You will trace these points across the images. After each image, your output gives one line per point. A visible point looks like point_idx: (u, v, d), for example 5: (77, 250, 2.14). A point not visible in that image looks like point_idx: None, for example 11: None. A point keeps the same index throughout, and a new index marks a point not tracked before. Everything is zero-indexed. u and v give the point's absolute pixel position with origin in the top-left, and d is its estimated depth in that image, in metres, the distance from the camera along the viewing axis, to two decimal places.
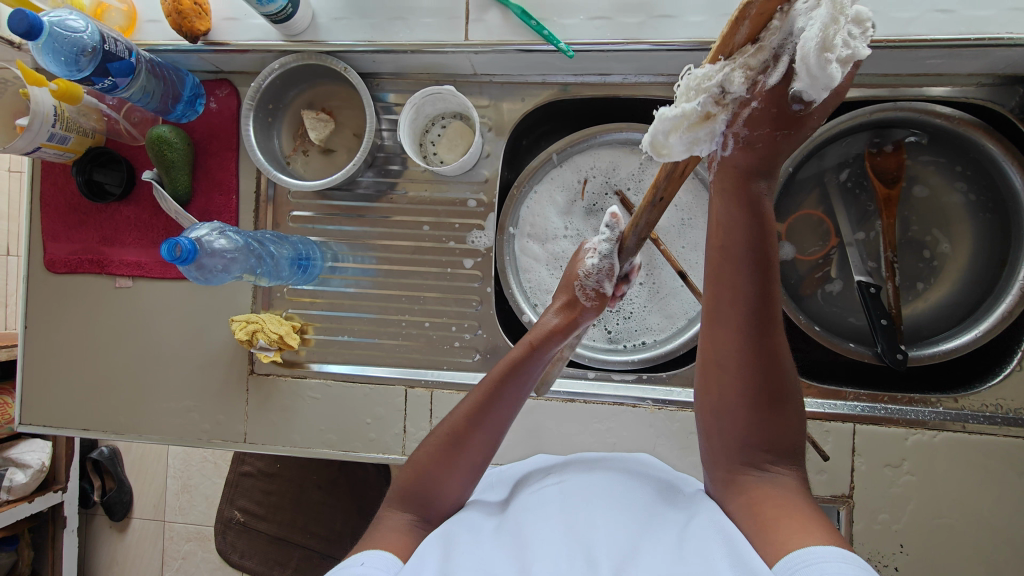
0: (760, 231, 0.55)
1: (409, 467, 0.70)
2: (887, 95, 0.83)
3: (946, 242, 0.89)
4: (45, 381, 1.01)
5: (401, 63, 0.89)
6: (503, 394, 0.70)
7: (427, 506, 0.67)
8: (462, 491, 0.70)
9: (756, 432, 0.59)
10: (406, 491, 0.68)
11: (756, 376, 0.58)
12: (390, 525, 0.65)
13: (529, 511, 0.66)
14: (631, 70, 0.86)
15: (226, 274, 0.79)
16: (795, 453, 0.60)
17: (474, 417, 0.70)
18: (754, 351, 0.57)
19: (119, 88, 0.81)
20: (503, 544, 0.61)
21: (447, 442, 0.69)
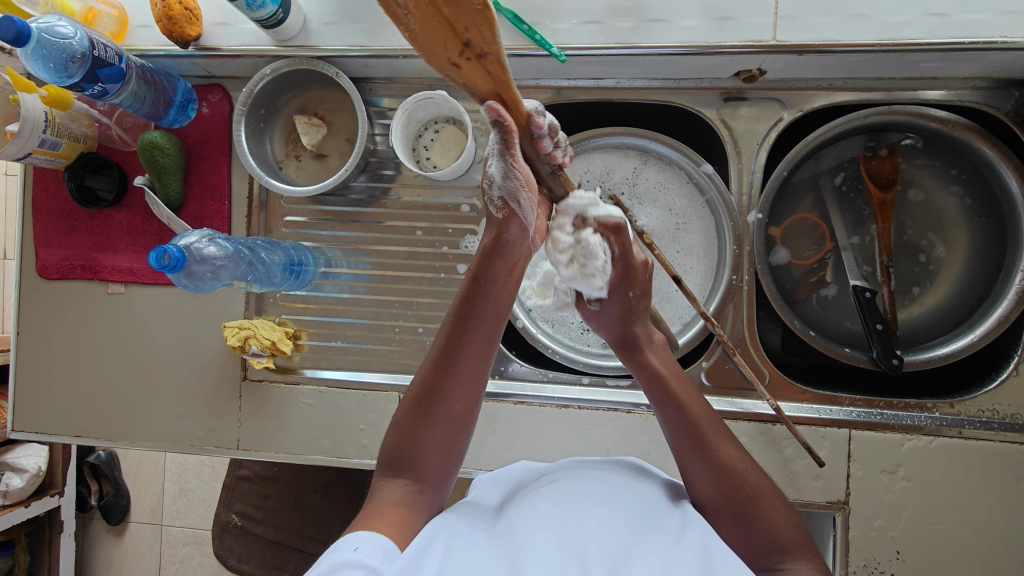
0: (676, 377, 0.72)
1: (392, 432, 0.65)
2: (881, 99, 0.83)
3: (942, 246, 0.88)
4: (38, 387, 1.00)
5: (393, 68, 0.88)
6: (463, 331, 0.62)
7: (422, 470, 0.63)
8: (455, 450, 0.65)
9: (754, 540, 0.63)
10: (396, 457, 0.63)
11: (727, 482, 0.65)
12: (387, 496, 0.62)
13: (520, 512, 0.65)
14: (624, 74, 0.86)
15: (216, 281, 0.78)
16: (796, 540, 0.63)
17: (441, 367, 0.63)
18: (720, 470, 0.66)
19: (110, 94, 0.80)
20: (496, 546, 0.59)
21: (423, 399, 0.63)
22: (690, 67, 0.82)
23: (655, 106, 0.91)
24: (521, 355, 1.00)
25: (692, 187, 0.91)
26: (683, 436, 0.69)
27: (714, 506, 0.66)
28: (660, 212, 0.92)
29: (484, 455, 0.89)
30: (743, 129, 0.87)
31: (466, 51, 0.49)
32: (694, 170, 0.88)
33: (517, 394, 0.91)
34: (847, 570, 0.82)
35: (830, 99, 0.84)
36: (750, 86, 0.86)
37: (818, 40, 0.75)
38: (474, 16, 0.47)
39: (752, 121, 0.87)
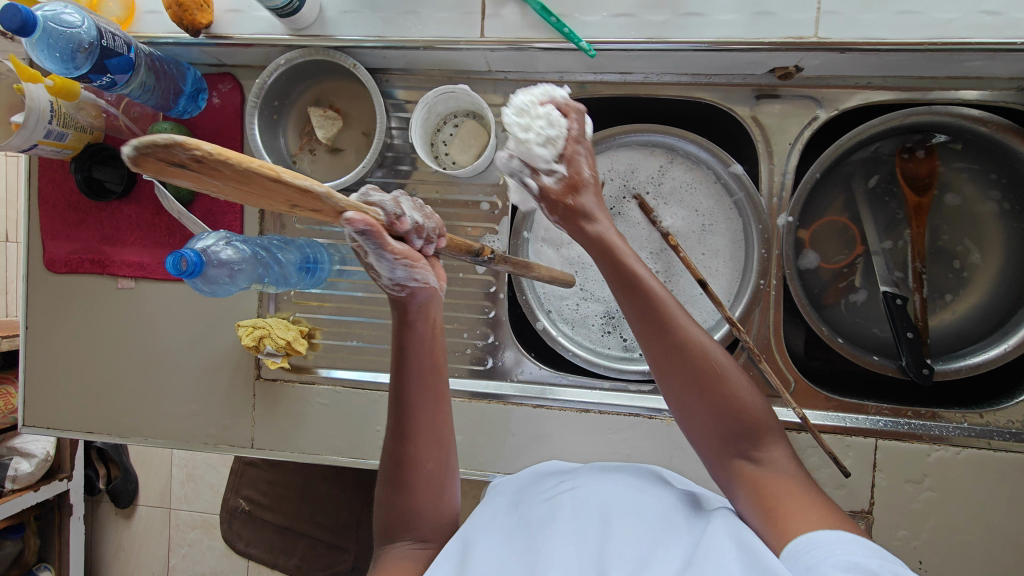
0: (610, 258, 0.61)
1: (381, 506, 0.64)
2: (922, 98, 0.79)
3: (977, 253, 0.86)
4: (48, 382, 0.99)
5: (412, 59, 0.85)
6: (415, 393, 0.60)
7: (422, 524, 0.63)
8: (446, 497, 0.64)
9: (722, 401, 0.58)
10: (391, 525, 0.63)
11: (707, 398, 0.58)
12: (400, 555, 0.62)
13: (543, 518, 0.64)
14: (653, 70, 0.82)
15: (231, 284, 0.76)
16: (760, 424, 0.58)
17: (401, 434, 0.61)
18: (691, 367, 0.58)
19: (119, 85, 0.77)
20: (518, 558, 0.59)
21: (394, 470, 0.62)
22: (723, 62, 0.78)
23: (683, 103, 0.88)
24: (539, 356, 0.99)
25: (720, 187, 0.88)
26: (648, 317, 0.58)
27: (687, 404, 0.59)
28: (686, 212, 0.89)
29: (502, 458, 0.88)
30: (775, 129, 0.83)
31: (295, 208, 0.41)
32: (722, 170, 0.85)
33: (536, 398, 0.89)
34: None
35: (868, 98, 0.80)
36: (784, 83, 0.82)
37: (861, 38, 0.71)
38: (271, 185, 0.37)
39: (785, 119, 0.83)
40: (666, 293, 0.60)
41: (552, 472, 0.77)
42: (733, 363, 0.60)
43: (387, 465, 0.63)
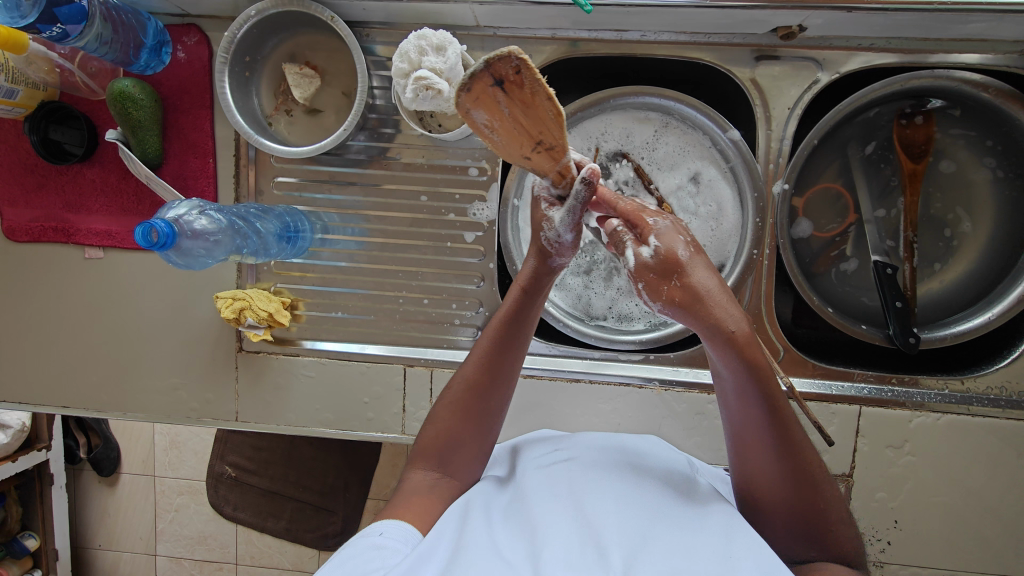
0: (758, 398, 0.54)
1: (430, 425, 0.68)
2: (924, 62, 0.77)
3: (968, 221, 0.86)
4: (15, 356, 0.94)
5: (394, 11, 0.79)
6: (511, 338, 0.68)
7: (450, 461, 0.66)
8: (487, 442, 0.68)
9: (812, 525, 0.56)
10: (427, 450, 0.67)
11: (798, 499, 0.56)
12: (416, 487, 0.64)
13: (535, 486, 0.64)
14: (651, 28, 0.78)
15: (209, 258, 0.72)
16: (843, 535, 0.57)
17: (487, 367, 0.68)
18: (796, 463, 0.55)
19: (72, 37, 0.70)
20: (516, 523, 0.59)
21: (464, 398, 0.68)
22: (725, 20, 0.74)
23: (679, 62, 0.84)
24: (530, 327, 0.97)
25: (715, 153, 0.86)
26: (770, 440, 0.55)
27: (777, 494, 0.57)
28: (681, 177, 0.87)
29: None
30: (775, 92, 0.81)
31: (540, 146, 0.53)
32: (718, 132, 0.82)
33: (526, 368, 0.89)
34: None
35: (869, 61, 0.78)
36: (785, 43, 0.79)
37: None
38: (549, 122, 0.51)
39: (784, 82, 0.80)
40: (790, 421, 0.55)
41: (547, 438, 0.78)
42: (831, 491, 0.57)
43: (458, 387, 0.69)
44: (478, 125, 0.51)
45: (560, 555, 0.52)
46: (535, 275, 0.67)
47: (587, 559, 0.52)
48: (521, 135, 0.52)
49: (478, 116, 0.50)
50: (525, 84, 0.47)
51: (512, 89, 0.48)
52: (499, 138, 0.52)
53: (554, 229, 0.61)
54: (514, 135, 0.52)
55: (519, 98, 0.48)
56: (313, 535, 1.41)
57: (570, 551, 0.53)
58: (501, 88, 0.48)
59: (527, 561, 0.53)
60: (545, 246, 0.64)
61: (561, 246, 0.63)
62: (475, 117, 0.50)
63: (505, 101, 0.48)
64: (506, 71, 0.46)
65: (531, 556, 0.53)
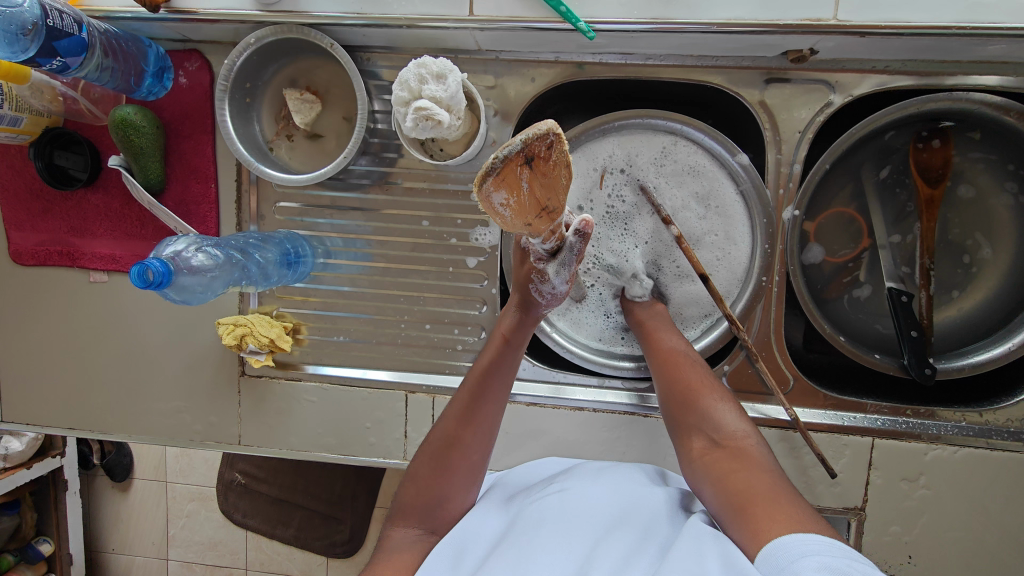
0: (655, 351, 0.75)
1: (410, 482, 0.66)
2: (942, 84, 0.74)
3: (987, 247, 0.83)
4: (22, 377, 0.95)
5: (395, 36, 0.78)
6: (490, 385, 0.68)
7: (434, 515, 0.65)
8: (470, 494, 0.67)
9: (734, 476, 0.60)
10: (408, 507, 0.65)
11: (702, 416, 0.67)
12: (399, 544, 0.63)
13: (530, 518, 0.63)
14: (657, 51, 0.76)
15: (209, 292, 0.71)
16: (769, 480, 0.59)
17: (464, 420, 0.67)
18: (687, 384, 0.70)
19: (72, 68, 0.70)
20: (499, 556, 0.57)
21: (441, 453, 0.66)
22: (732, 44, 0.72)
23: (686, 85, 0.82)
24: (534, 351, 0.96)
25: (724, 177, 0.83)
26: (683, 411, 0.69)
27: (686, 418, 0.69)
28: (690, 201, 0.84)
29: (494, 455, 0.87)
30: (785, 115, 0.78)
31: (546, 214, 0.48)
32: (727, 154, 0.80)
33: (528, 395, 0.87)
34: None
35: (883, 84, 0.75)
36: (796, 66, 0.77)
37: (884, 21, 0.66)
38: (561, 190, 0.47)
39: (794, 104, 0.78)
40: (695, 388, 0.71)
41: (545, 475, 0.75)
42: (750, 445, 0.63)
43: (437, 441, 0.67)
44: (493, 205, 0.45)
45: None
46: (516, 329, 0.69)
47: None
48: (532, 208, 0.46)
49: (499, 196, 0.44)
50: (553, 158, 0.43)
51: (539, 165, 0.43)
52: (508, 216, 0.47)
53: (548, 283, 0.63)
54: (526, 211, 0.47)
55: (542, 172, 0.44)
56: (320, 543, 1.42)
57: None
58: (528, 164, 0.43)
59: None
60: (533, 297, 0.67)
61: (553, 295, 0.66)
62: (493, 198, 0.45)
63: (529, 176, 0.44)
64: (539, 148, 0.42)
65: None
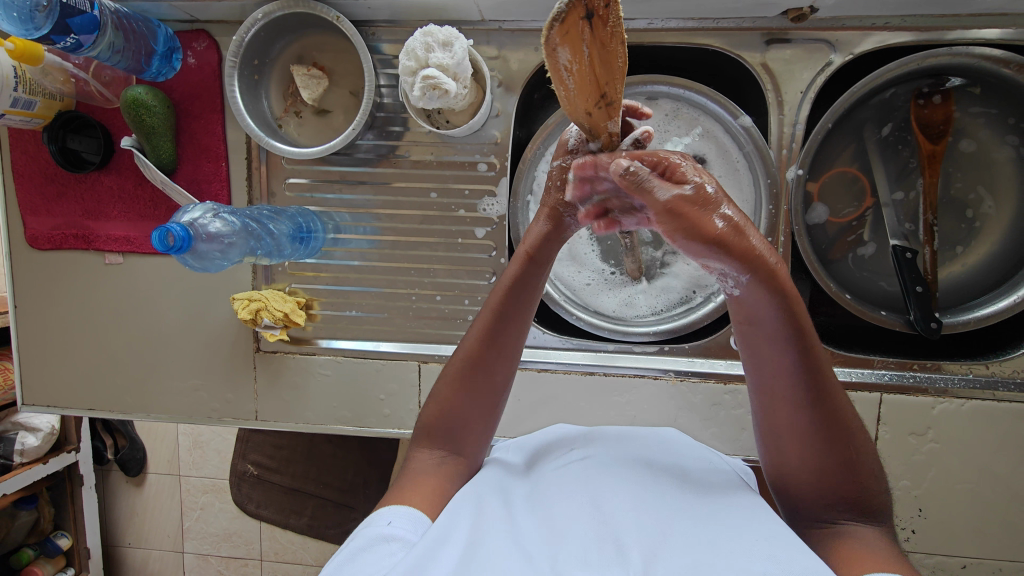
0: (795, 359, 0.52)
1: (433, 404, 0.69)
2: (941, 39, 0.75)
3: (990, 201, 0.83)
4: (42, 360, 0.97)
5: (399, 9, 0.79)
6: (514, 308, 0.67)
7: (457, 441, 0.68)
8: (490, 417, 0.69)
9: (827, 474, 0.54)
10: (431, 431, 0.68)
11: (827, 445, 0.53)
12: (423, 467, 0.66)
13: (555, 486, 0.65)
14: (658, 15, 0.78)
15: (225, 258, 0.74)
16: (859, 481, 0.53)
17: (488, 339, 0.67)
18: (816, 415, 0.53)
19: (85, 46, 0.72)
20: (531, 517, 0.60)
21: (465, 372, 0.68)
22: (733, 4, 0.73)
23: (687, 50, 0.83)
24: (543, 321, 0.97)
25: (725, 139, 0.84)
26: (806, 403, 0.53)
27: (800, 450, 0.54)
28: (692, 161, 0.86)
29: (507, 422, 0.88)
30: (786, 76, 0.79)
31: (603, 102, 0.48)
32: (726, 113, 0.82)
33: (539, 362, 0.88)
34: None
35: (883, 40, 0.76)
36: (795, 26, 0.78)
37: None
38: (619, 73, 0.45)
39: (796, 64, 0.79)
40: (820, 355, 0.52)
41: (562, 435, 0.77)
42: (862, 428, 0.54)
43: (461, 362, 0.69)
44: (556, 67, 0.44)
45: (574, 552, 0.53)
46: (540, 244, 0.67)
47: (605, 551, 0.53)
48: (590, 87, 0.46)
49: (561, 56, 0.43)
50: (610, 20, 0.41)
51: (597, 26, 0.42)
52: (571, 87, 0.46)
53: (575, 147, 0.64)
54: (584, 87, 0.46)
55: (600, 38, 0.42)
56: (335, 533, 1.43)
57: (588, 547, 0.54)
58: (589, 21, 0.42)
59: (540, 551, 0.54)
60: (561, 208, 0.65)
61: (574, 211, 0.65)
62: (557, 57, 0.43)
63: (590, 39, 0.42)
64: (598, 2, 0.40)
65: (544, 550, 0.54)
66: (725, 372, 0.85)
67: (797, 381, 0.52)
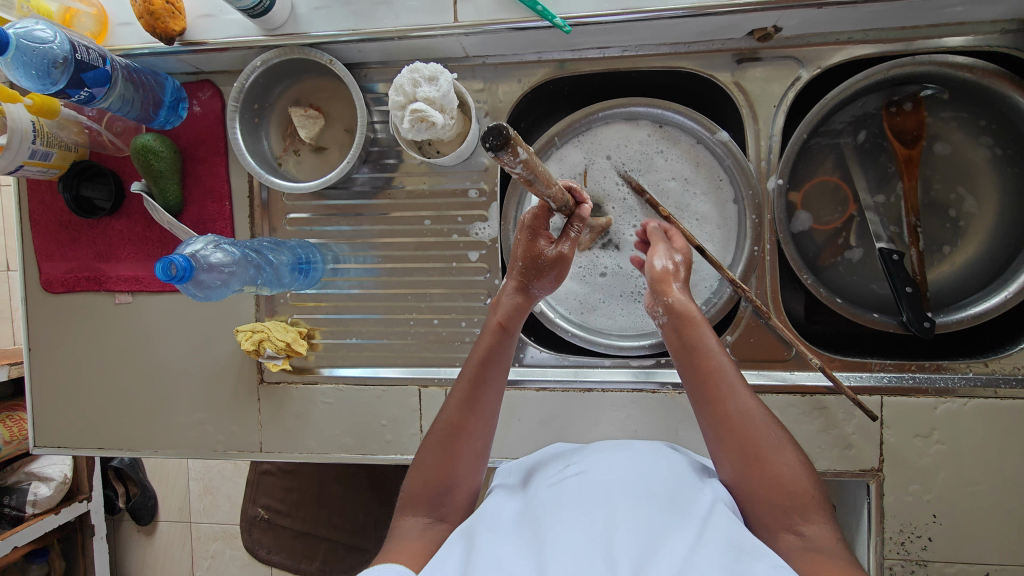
0: (717, 361, 0.68)
1: (418, 473, 0.69)
2: (902, 50, 0.79)
3: (972, 200, 0.85)
4: (54, 401, 0.99)
5: (389, 51, 0.85)
6: (490, 376, 0.72)
7: (443, 504, 0.67)
8: (475, 480, 0.71)
9: (764, 485, 0.61)
10: (418, 496, 0.68)
11: (744, 448, 0.63)
12: (409, 530, 0.65)
13: (549, 501, 0.65)
14: (631, 42, 0.82)
15: (226, 288, 0.76)
16: (772, 465, 0.62)
17: (467, 407, 0.71)
18: (734, 422, 0.65)
19: (97, 98, 0.77)
20: (522, 535, 0.60)
21: (447, 438, 0.70)
22: (701, 28, 0.78)
23: (662, 73, 0.87)
24: (539, 340, 0.99)
25: (704, 155, 0.87)
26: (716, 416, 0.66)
27: (730, 462, 0.64)
28: (677, 180, 0.88)
29: (507, 442, 0.89)
30: (759, 92, 0.83)
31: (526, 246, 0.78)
32: (702, 131, 0.85)
33: (537, 381, 0.89)
34: (883, 537, 0.81)
35: (849, 53, 0.80)
36: (764, 45, 0.82)
37: None
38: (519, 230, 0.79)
39: (768, 82, 0.82)
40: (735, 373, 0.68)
41: (557, 455, 0.78)
42: (781, 438, 0.65)
43: (442, 429, 0.71)
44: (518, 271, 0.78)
45: (566, 562, 0.52)
46: (514, 312, 0.75)
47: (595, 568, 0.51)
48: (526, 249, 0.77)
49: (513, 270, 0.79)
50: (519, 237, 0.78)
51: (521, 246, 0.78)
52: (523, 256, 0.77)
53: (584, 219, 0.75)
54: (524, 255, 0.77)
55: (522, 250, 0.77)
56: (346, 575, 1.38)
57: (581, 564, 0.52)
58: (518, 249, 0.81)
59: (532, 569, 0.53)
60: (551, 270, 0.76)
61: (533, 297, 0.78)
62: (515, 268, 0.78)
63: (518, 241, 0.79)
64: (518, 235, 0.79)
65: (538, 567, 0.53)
66: None
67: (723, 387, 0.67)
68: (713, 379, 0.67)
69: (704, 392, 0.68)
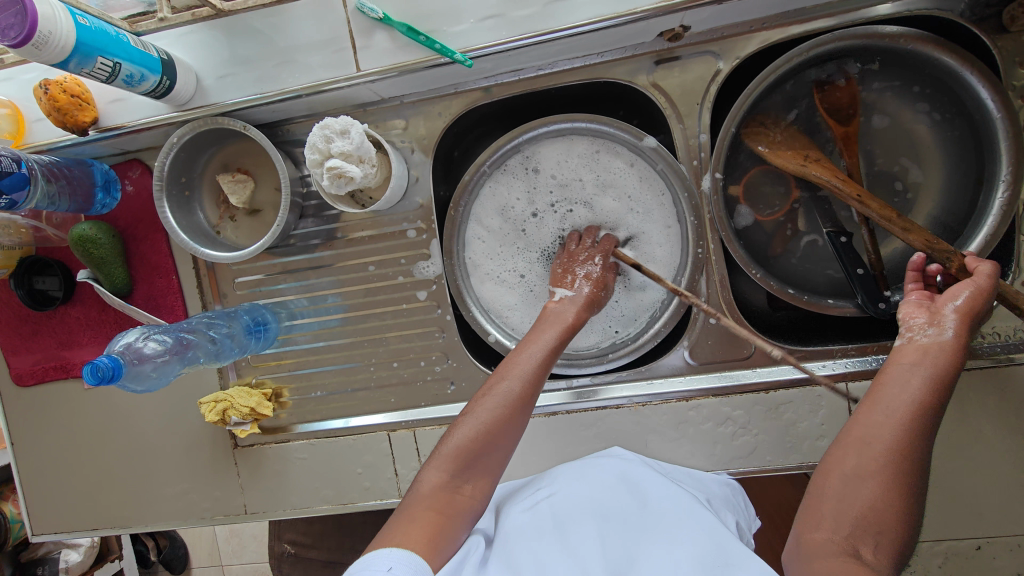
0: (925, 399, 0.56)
1: (462, 428, 0.66)
2: (821, 28, 0.76)
3: (916, 169, 0.83)
4: (44, 489, 1.02)
5: (303, 106, 0.84)
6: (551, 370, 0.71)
7: (474, 469, 0.65)
8: (509, 455, 0.68)
9: (880, 513, 0.52)
10: (456, 452, 0.65)
11: (888, 468, 0.53)
12: (430, 487, 0.63)
13: (520, 523, 0.64)
14: (543, 61, 0.81)
15: (167, 375, 0.79)
16: (901, 510, 0.52)
17: (532, 385, 0.68)
18: (907, 449, 0.53)
19: (20, 202, 0.76)
20: (504, 556, 0.59)
21: (509, 407, 0.66)
22: (609, 39, 0.76)
23: (581, 85, 0.85)
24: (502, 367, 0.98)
25: (636, 162, 0.86)
26: (908, 411, 0.55)
27: (861, 463, 0.54)
28: (615, 194, 0.87)
29: None
30: (681, 92, 0.81)
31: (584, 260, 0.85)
32: (627, 138, 0.83)
33: None
34: None
35: (765, 40, 0.77)
36: (678, 44, 0.79)
37: None
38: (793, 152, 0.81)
39: (688, 81, 0.80)
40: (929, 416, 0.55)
41: (529, 482, 0.78)
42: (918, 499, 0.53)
43: (504, 397, 0.67)
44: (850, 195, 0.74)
45: None
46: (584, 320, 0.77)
47: None
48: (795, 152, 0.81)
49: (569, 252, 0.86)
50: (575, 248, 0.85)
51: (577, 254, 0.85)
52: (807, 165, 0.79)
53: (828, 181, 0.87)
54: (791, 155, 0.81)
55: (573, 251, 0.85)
56: None
57: None
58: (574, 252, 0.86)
59: None
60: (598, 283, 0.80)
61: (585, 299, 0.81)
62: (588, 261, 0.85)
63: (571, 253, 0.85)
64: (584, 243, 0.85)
65: None
66: (684, 389, 0.85)
67: (918, 421, 0.54)
68: (911, 401, 0.55)
69: (886, 396, 0.57)
